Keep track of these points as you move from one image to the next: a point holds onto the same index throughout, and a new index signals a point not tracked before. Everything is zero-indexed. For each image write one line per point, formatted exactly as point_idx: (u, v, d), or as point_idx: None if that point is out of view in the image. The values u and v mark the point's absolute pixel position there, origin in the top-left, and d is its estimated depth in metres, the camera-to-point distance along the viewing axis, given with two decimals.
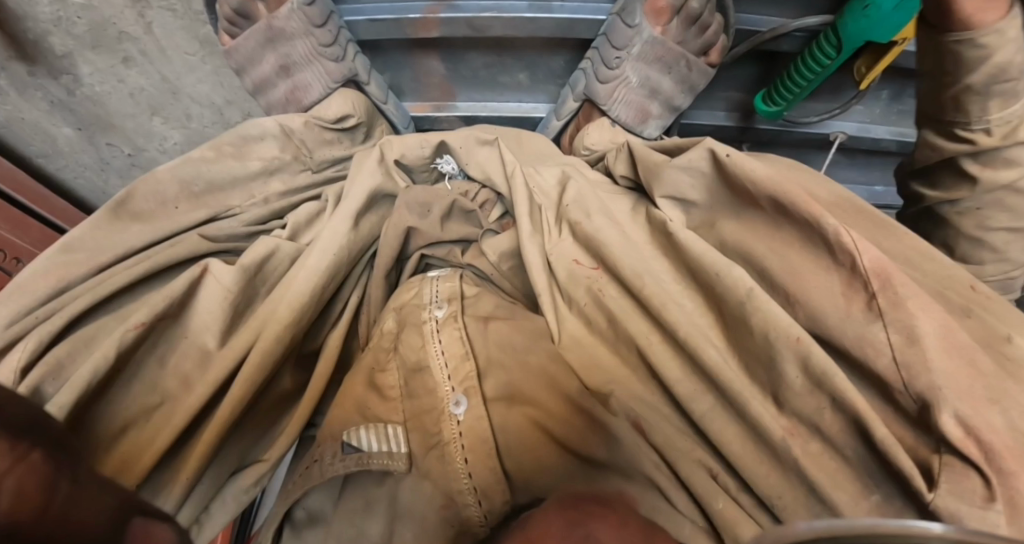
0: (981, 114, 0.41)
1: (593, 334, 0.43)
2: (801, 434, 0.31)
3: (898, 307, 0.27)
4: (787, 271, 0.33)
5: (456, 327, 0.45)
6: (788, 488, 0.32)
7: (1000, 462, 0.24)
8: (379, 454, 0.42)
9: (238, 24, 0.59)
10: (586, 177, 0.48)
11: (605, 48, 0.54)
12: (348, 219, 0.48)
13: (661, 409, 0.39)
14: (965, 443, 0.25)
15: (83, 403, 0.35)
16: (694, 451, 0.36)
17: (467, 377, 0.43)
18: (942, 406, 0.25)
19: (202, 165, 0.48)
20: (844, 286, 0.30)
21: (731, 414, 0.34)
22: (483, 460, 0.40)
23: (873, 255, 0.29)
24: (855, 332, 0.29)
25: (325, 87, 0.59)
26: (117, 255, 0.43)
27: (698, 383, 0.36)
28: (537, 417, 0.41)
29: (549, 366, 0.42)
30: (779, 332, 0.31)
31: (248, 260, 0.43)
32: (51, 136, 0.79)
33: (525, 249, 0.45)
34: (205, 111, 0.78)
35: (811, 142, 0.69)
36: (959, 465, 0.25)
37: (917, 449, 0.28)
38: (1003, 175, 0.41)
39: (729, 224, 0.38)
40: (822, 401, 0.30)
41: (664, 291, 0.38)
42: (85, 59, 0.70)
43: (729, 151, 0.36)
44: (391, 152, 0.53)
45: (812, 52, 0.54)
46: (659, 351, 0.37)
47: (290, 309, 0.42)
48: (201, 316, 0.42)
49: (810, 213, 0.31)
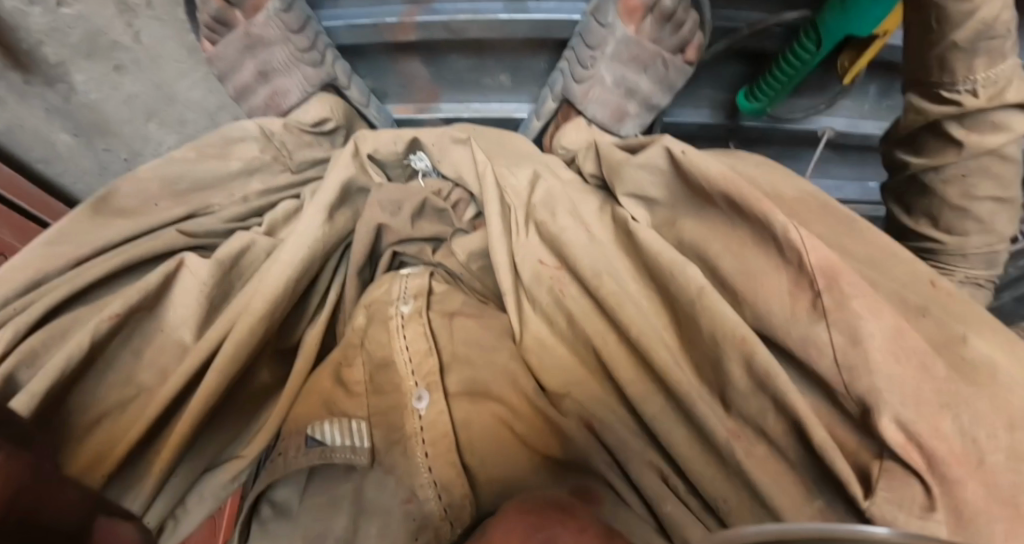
0: (967, 75, 0.40)
1: (554, 334, 0.42)
2: (745, 435, 0.31)
3: (843, 308, 0.27)
4: (738, 271, 0.32)
5: (421, 322, 0.46)
6: (732, 490, 0.31)
7: (945, 469, 0.23)
8: (343, 449, 0.41)
9: (219, 32, 0.60)
10: (556, 176, 0.47)
11: (580, 48, 0.55)
12: (322, 213, 0.48)
13: (615, 409, 0.38)
14: (906, 448, 0.24)
15: (56, 391, 0.35)
16: (647, 453, 0.36)
17: (430, 372, 0.44)
18: (883, 410, 0.24)
19: (187, 166, 0.50)
20: (791, 289, 0.29)
21: (682, 420, 0.34)
22: (445, 454, 0.40)
23: (821, 254, 0.28)
24: (800, 335, 0.28)
25: (303, 91, 0.59)
26: (95, 248, 0.43)
27: (650, 384, 0.36)
28: (502, 415, 0.42)
29: (511, 364, 0.44)
30: (726, 331, 0.31)
31: (224, 253, 0.44)
32: (50, 143, 0.80)
33: (492, 246, 0.44)
34: (198, 118, 0.80)
35: (800, 138, 0.67)
36: (899, 472, 0.24)
37: (859, 456, 0.27)
38: (990, 140, 0.41)
39: (687, 222, 0.37)
40: (764, 404, 0.29)
41: (623, 290, 0.38)
42: (79, 67, 0.71)
43: (683, 148, 0.37)
44: (366, 146, 0.54)
45: (793, 49, 0.53)
46: (617, 351, 0.37)
47: (265, 302, 0.43)
48: (177, 310, 0.42)
49: (761, 211, 0.31)
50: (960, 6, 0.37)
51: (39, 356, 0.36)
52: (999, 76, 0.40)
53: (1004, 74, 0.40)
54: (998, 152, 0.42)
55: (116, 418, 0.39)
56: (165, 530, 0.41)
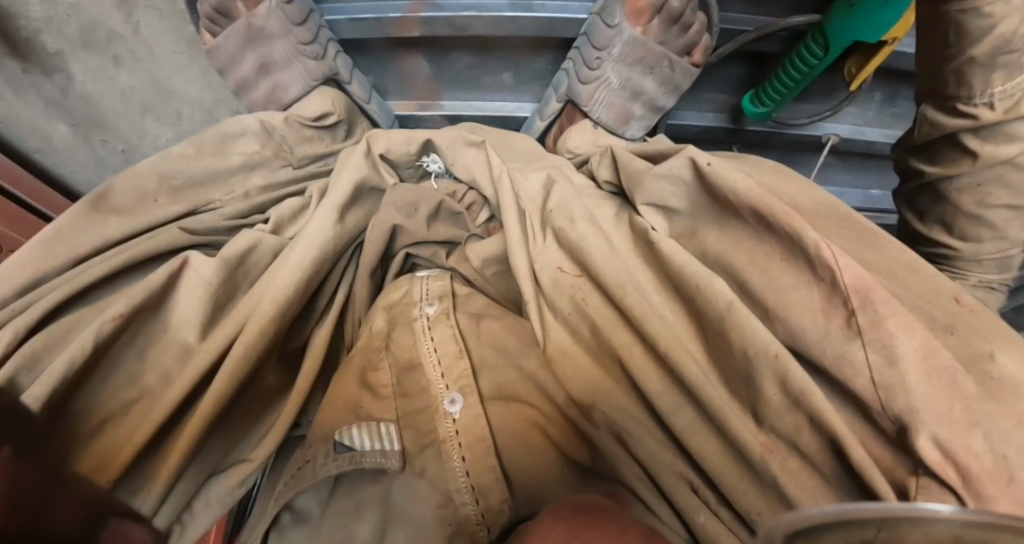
0: (983, 89, 0.40)
1: (578, 343, 0.41)
2: (779, 450, 0.30)
3: (878, 327, 0.26)
4: (767, 285, 0.32)
5: (448, 324, 0.45)
6: (765, 502, 0.30)
7: (978, 486, 0.23)
8: (372, 453, 0.41)
9: (219, 23, 0.59)
10: (572, 182, 0.46)
11: (586, 48, 0.54)
12: (334, 212, 0.47)
13: (642, 421, 0.37)
14: (943, 467, 0.23)
15: (58, 397, 0.34)
16: (674, 464, 0.35)
17: (462, 376, 0.42)
18: (920, 429, 0.24)
19: (182, 162, 0.48)
20: (824, 304, 0.29)
21: (716, 434, 0.33)
22: (481, 459, 0.40)
23: (854, 271, 0.28)
24: (833, 353, 0.28)
25: (304, 86, 0.58)
26: (95, 245, 0.42)
27: (678, 397, 0.35)
28: (535, 419, 0.42)
29: (539, 373, 0.43)
30: (758, 349, 0.30)
31: (228, 252, 0.43)
32: (47, 134, 0.79)
33: (512, 255, 0.44)
34: (195, 111, 0.78)
35: (803, 145, 0.67)
36: (935, 487, 0.24)
37: (894, 472, 0.26)
38: (1004, 151, 0.40)
39: (709, 235, 0.37)
40: (799, 418, 0.29)
41: (645, 300, 0.37)
42: (76, 59, 0.70)
43: (710, 160, 0.36)
44: (379, 146, 0.52)
45: (800, 52, 0.53)
46: (641, 362, 0.36)
47: (274, 305, 0.42)
48: (181, 310, 0.41)
49: (790, 226, 0.31)
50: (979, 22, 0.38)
51: (40, 359, 0.35)
52: (1016, 90, 0.39)
53: (1021, 87, 0.40)
54: (1014, 162, 0.41)
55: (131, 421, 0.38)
56: (175, 533, 0.40)
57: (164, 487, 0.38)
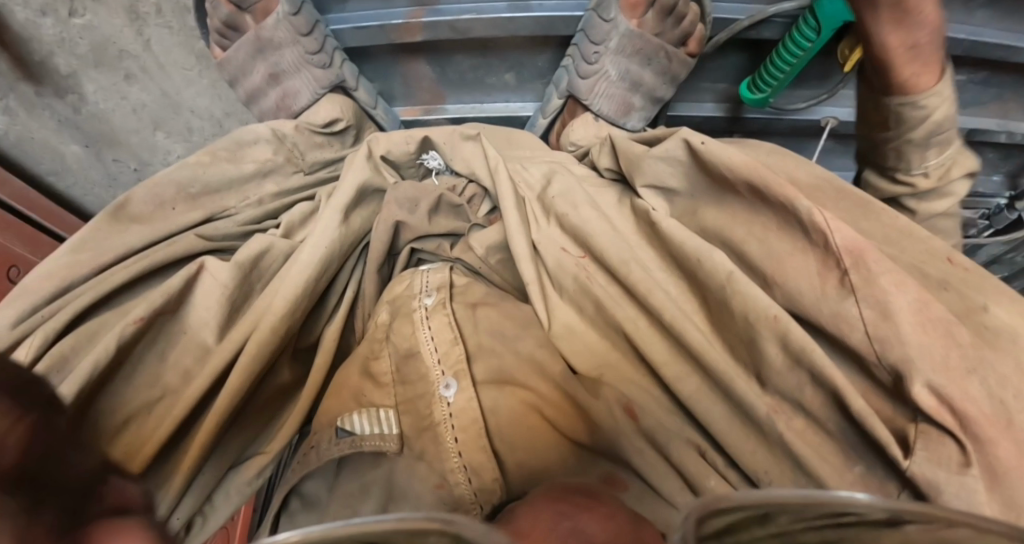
0: (919, 162, 0.43)
1: (582, 319, 0.42)
2: (786, 410, 0.32)
3: (870, 284, 0.28)
4: (766, 256, 0.34)
5: (445, 313, 0.45)
6: (774, 462, 0.33)
7: (976, 429, 0.25)
8: (371, 436, 0.42)
9: (229, 37, 0.61)
10: (573, 173, 0.48)
11: (584, 43, 0.56)
12: (339, 212, 0.48)
13: (649, 389, 0.39)
14: (939, 411, 0.26)
15: (85, 395, 0.36)
16: (683, 430, 0.37)
17: (457, 360, 0.42)
18: (915, 377, 0.26)
19: (198, 170, 0.50)
20: (820, 267, 0.31)
21: (721, 395, 0.35)
22: (474, 438, 0.40)
23: (846, 234, 0.30)
24: (830, 311, 0.30)
25: (313, 93, 0.60)
26: (118, 255, 0.44)
27: (683, 365, 0.37)
28: (532, 401, 0.41)
29: (537, 352, 0.43)
30: (758, 312, 0.32)
31: (242, 256, 0.44)
32: (60, 154, 0.82)
33: (512, 240, 0.44)
34: (205, 124, 0.80)
35: (803, 130, 0.68)
36: (935, 433, 0.26)
37: (894, 420, 0.29)
38: (938, 206, 0.44)
39: (708, 211, 0.38)
40: (801, 376, 0.31)
41: (649, 277, 0.39)
42: (89, 77, 0.72)
43: (703, 139, 0.37)
44: (379, 148, 0.53)
45: (793, 36, 0.53)
46: (647, 334, 0.38)
47: (286, 301, 0.43)
48: (199, 311, 0.42)
49: (785, 196, 0.32)
50: (915, 111, 0.42)
51: (68, 360, 0.37)
52: (946, 160, 0.43)
53: (950, 159, 0.43)
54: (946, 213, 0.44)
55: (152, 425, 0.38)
56: (197, 523, 0.41)
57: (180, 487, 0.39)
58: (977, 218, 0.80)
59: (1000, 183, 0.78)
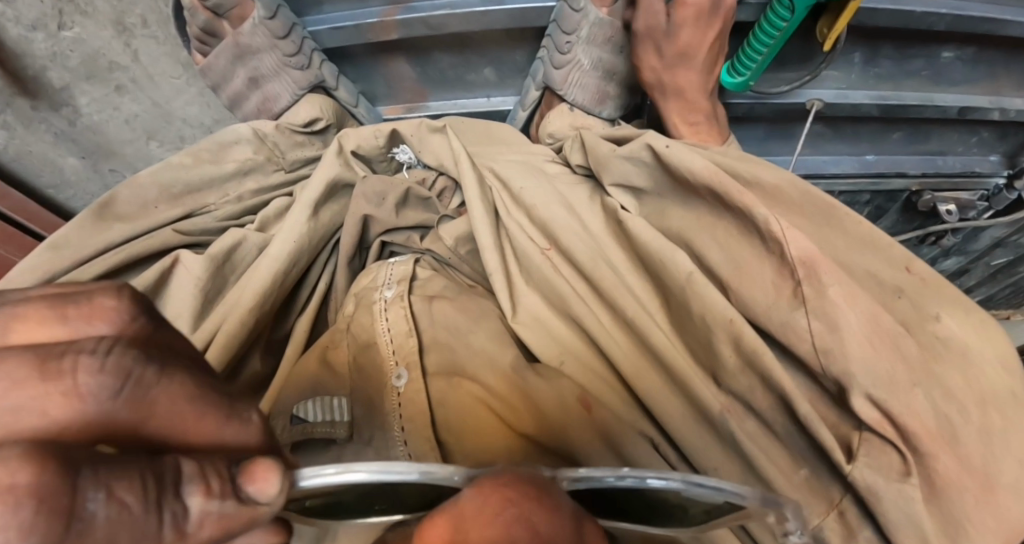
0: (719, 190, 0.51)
1: (551, 308, 0.42)
2: (737, 410, 0.32)
3: (821, 296, 0.29)
4: (726, 263, 0.34)
5: (403, 305, 0.44)
6: (724, 459, 0.33)
7: (916, 443, 0.27)
8: (321, 423, 0.41)
9: (208, 43, 0.61)
10: (544, 173, 0.47)
11: (557, 34, 0.55)
12: (307, 209, 0.49)
13: (609, 380, 0.39)
14: (883, 425, 0.27)
15: None
16: (636, 422, 0.37)
17: (410, 352, 0.41)
18: (855, 389, 0.28)
19: (180, 171, 0.52)
20: (776, 277, 0.31)
21: (677, 394, 0.35)
22: (422, 429, 0.38)
23: (801, 245, 0.30)
24: (780, 320, 0.30)
25: (292, 94, 0.61)
26: (98, 250, 0.47)
27: (647, 361, 0.37)
28: (483, 396, 0.39)
29: (489, 347, 0.42)
30: (714, 315, 0.32)
31: (216, 249, 0.47)
32: (58, 166, 0.83)
33: (477, 231, 0.45)
34: (196, 132, 0.82)
35: (789, 114, 0.67)
36: (877, 442, 0.28)
37: (838, 426, 0.30)
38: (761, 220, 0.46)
39: (675, 211, 0.39)
40: (752, 379, 0.31)
41: (615, 276, 0.39)
42: (82, 90, 0.74)
43: (667, 143, 0.38)
44: (349, 143, 0.54)
45: (768, 16, 0.52)
46: (610, 331, 0.39)
47: (253, 297, 0.44)
48: (173, 302, 0.45)
49: (742, 202, 0.33)
50: None
51: None
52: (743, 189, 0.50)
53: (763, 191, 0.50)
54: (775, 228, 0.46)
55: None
56: None
57: None
58: (977, 199, 0.77)
59: (997, 163, 0.76)
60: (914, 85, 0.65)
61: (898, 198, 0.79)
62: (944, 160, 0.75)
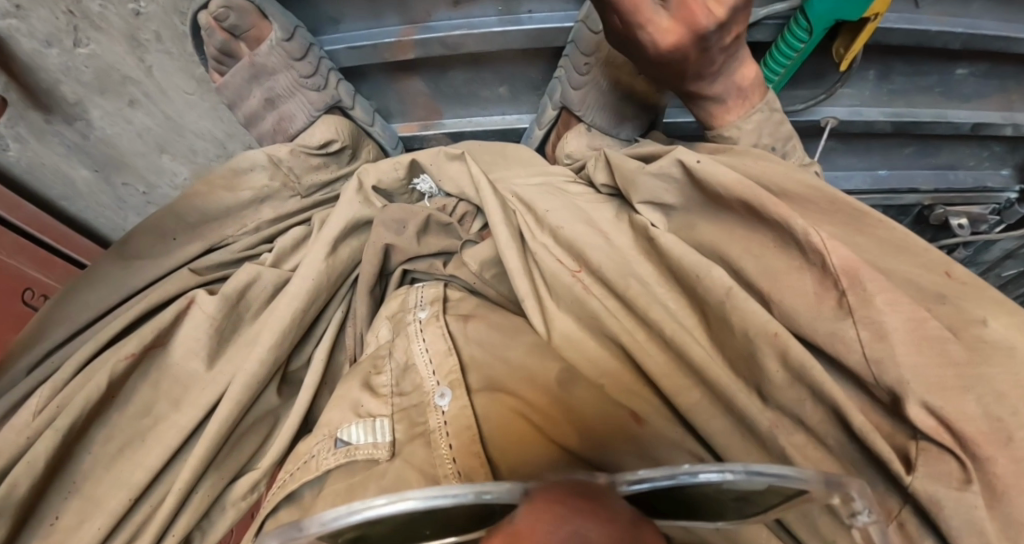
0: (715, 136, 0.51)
1: (581, 328, 0.42)
2: (786, 425, 0.32)
3: (866, 304, 0.29)
4: (761, 273, 0.34)
5: (438, 325, 0.46)
6: None
7: (975, 449, 0.26)
8: (365, 445, 0.40)
9: (226, 63, 0.60)
10: (564, 191, 0.48)
11: (574, 55, 0.54)
12: (326, 247, 0.51)
13: (643, 394, 0.38)
14: (938, 431, 0.26)
15: (75, 431, 0.44)
16: (684, 442, 0.37)
17: (451, 370, 0.42)
18: (910, 397, 0.27)
19: (198, 199, 0.55)
20: (817, 286, 0.32)
21: (722, 413, 0.35)
22: (467, 444, 0.38)
23: (842, 254, 0.31)
24: (827, 330, 0.30)
25: (309, 115, 0.60)
26: (122, 296, 0.53)
27: (685, 377, 0.37)
28: (520, 408, 0.40)
29: (527, 359, 0.42)
30: (757, 328, 0.32)
31: (230, 289, 0.50)
32: (69, 179, 0.84)
33: (506, 257, 0.45)
34: (208, 146, 0.81)
35: (802, 131, 0.67)
36: (934, 450, 0.27)
37: (894, 436, 0.29)
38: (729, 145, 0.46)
39: (706, 226, 0.39)
40: (801, 392, 0.31)
41: (649, 292, 0.39)
42: (95, 104, 0.74)
43: (698, 158, 0.38)
44: (369, 179, 0.54)
45: (784, 37, 0.53)
46: (644, 346, 0.38)
47: (273, 335, 0.47)
48: (183, 340, 0.48)
49: (779, 214, 0.34)
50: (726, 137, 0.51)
51: (122, 347, 0.48)
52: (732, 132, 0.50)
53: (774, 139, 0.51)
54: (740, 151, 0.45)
55: (108, 438, 0.46)
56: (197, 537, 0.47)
57: (176, 503, 0.44)
58: (988, 213, 0.76)
59: (1008, 178, 0.76)
60: (927, 101, 0.65)
61: (911, 211, 0.79)
62: (955, 174, 0.75)
